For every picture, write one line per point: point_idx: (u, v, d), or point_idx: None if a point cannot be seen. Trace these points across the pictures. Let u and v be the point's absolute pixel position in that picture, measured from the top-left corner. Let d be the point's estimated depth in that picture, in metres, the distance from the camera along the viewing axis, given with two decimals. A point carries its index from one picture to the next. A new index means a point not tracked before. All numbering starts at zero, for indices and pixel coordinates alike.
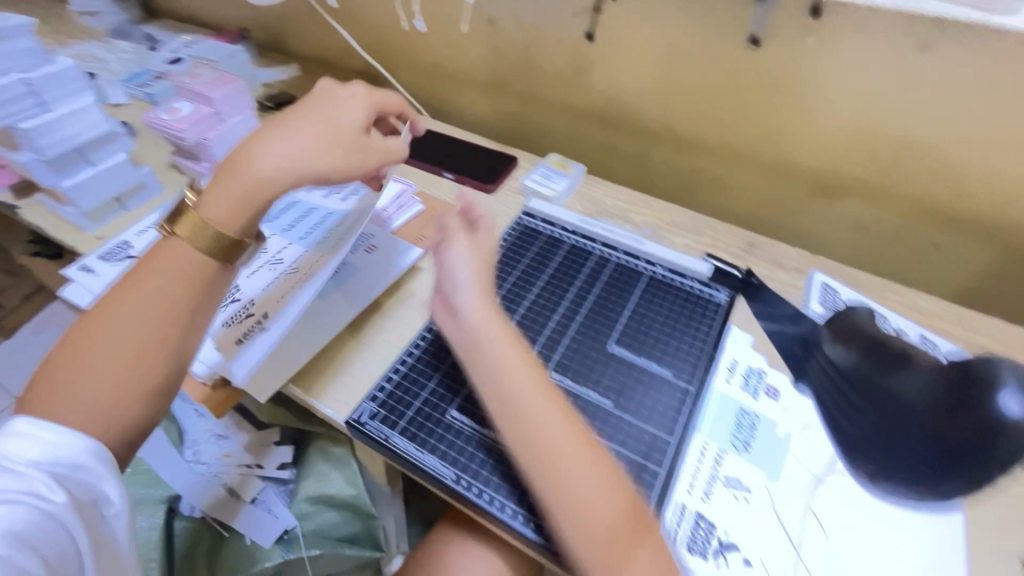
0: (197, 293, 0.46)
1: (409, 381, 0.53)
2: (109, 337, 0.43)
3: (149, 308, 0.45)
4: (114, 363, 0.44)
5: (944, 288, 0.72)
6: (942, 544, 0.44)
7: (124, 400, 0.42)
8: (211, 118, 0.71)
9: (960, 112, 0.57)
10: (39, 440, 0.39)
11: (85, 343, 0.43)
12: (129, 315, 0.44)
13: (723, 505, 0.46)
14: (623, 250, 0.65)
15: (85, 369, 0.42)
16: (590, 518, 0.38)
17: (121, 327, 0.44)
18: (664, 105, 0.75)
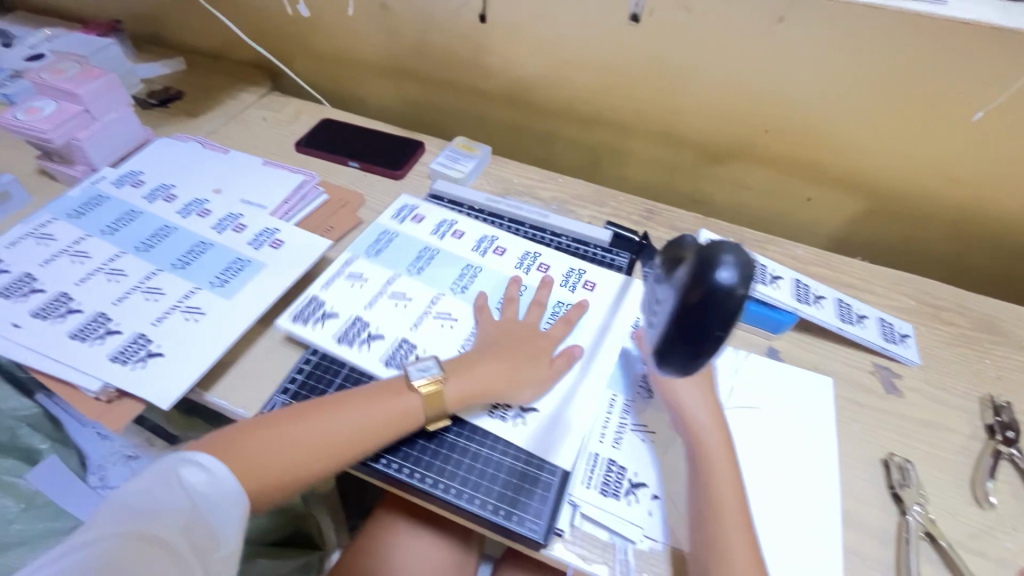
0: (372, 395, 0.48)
1: (321, 370, 0.53)
2: (266, 431, 0.45)
3: (376, 427, 0.46)
4: (330, 455, 0.45)
5: (819, 238, 0.81)
6: (815, 457, 0.51)
7: (274, 477, 0.44)
8: (80, 118, 0.65)
9: (815, 78, 0.64)
10: (209, 477, 0.41)
11: (316, 433, 0.45)
12: (317, 410, 0.46)
13: (634, 447, 0.49)
14: (529, 225, 0.68)
15: (289, 448, 0.44)
16: (728, 526, 0.42)
17: (351, 423, 0.46)
18: (559, 83, 0.78)
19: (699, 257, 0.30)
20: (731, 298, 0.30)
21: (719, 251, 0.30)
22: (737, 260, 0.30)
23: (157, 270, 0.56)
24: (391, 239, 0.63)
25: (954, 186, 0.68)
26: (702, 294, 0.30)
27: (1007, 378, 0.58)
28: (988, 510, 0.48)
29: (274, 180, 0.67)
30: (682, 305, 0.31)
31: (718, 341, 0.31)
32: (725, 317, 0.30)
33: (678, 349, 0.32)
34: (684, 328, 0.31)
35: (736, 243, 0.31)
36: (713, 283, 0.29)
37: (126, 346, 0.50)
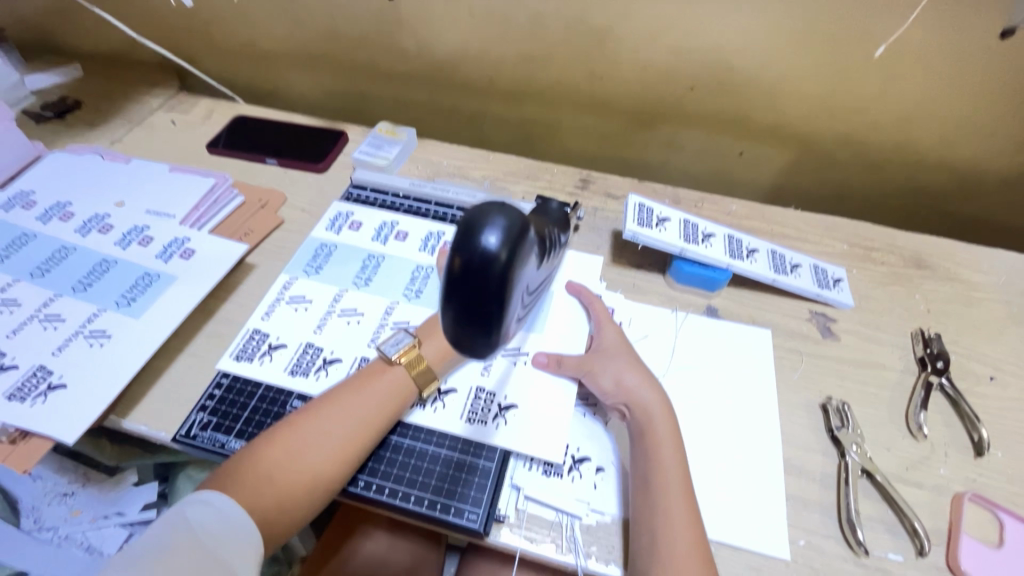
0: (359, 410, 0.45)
1: (241, 382, 0.50)
2: (267, 462, 0.42)
3: (374, 409, 0.45)
4: (340, 451, 0.43)
5: (757, 190, 0.81)
6: (755, 410, 0.51)
7: (278, 510, 0.41)
8: None
9: (731, 32, 0.63)
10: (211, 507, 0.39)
11: (306, 463, 0.42)
12: (311, 432, 0.43)
13: (580, 421, 0.49)
14: (459, 207, 0.66)
15: (291, 460, 0.42)
16: (666, 499, 0.41)
17: (346, 416, 0.44)
18: (480, 58, 0.75)
19: (462, 222, 0.27)
20: (496, 264, 0.26)
21: (485, 212, 0.27)
22: (505, 221, 0.26)
23: (56, 295, 0.52)
24: (333, 252, 0.60)
25: (878, 126, 0.69)
26: (465, 260, 0.26)
27: (937, 311, 0.59)
28: (922, 441, 0.49)
29: (181, 187, 0.63)
30: (450, 277, 0.27)
31: (497, 316, 0.27)
32: (494, 285, 0.26)
33: (467, 328, 0.27)
34: (456, 303, 0.27)
35: (505, 204, 0.27)
36: (474, 248, 0.26)
37: (24, 381, 0.46)
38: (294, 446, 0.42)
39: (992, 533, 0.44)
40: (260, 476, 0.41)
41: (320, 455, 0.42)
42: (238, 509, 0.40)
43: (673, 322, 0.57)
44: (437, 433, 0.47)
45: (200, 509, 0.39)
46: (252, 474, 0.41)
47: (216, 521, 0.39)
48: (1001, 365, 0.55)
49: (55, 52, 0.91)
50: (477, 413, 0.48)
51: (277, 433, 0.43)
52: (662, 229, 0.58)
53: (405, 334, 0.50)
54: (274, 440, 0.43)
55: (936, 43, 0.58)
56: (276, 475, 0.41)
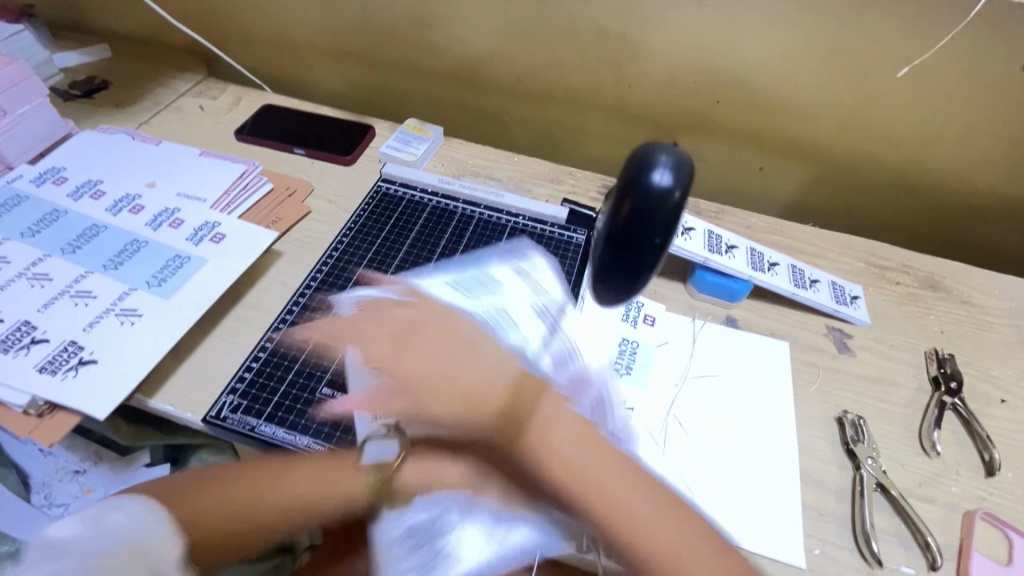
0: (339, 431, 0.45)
1: (270, 368, 0.51)
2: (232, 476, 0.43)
3: (347, 424, 0.45)
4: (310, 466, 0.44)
5: (774, 206, 0.82)
6: (773, 420, 0.52)
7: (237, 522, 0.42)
8: None
9: (758, 49, 0.65)
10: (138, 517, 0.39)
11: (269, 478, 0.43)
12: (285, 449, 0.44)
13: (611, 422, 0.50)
14: (486, 207, 0.66)
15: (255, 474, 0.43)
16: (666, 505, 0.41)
17: (313, 436, 0.45)
18: (510, 62, 0.77)
19: (637, 167, 0.36)
20: (670, 196, 0.35)
21: (654, 156, 0.36)
22: (670, 165, 0.36)
23: (88, 272, 0.53)
24: (363, 247, 0.61)
25: (897, 148, 0.70)
26: (641, 198, 0.35)
27: (950, 332, 0.60)
28: (934, 458, 0.50)
29: (212, 171, 0.64)
30: (624, 213, 0.36)
31: (661, 246, 0.36)
32: (665, 214, 0.35)
33: (621, 262, 0.37)
34: (627, 230, 0.36)
35: (670, 155, 0.37)
36: (651, 187, 0.35)
37: (55, 355, 0.47)
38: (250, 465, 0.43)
39: (1001, 552, 0.45)
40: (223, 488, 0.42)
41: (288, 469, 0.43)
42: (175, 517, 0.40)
43: (692, 330, 0.58)
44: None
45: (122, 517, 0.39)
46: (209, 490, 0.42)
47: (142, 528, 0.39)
48: (1012, 388, 0.56)
49: (83, 31, 0.92)
50: None
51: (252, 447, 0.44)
52: (686, 237, 0.59)
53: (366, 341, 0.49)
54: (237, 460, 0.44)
55: (957, 69, 0.60)
56: (233, 494, 0.42)
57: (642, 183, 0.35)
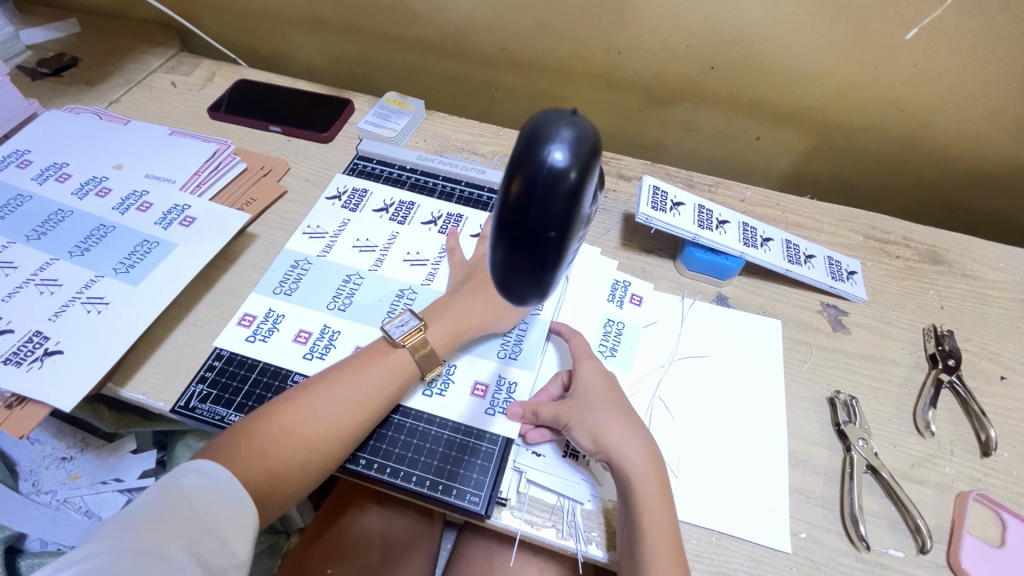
0: (381, 392, 0.44)
1: (243, 355, 0.49)
2: (269, 441, 0.41)
3: (380, 389, 0.45)
4: (340, 428, 0.43)
5: (771, 177, 0.79)
6: (762, 401, 0.50)
7: (273, 487, 0.41)
8: None
9: (755, 12, 0.61)
10: (207, 476, 0.39)
11: (303, 436, 0.42)
12: (315, 403, 0.43)
13: None
14: (466, 183, 0.64)
15: (290, 436, 0.41)
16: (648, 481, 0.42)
17: (348, 394, 0.44)
18: (493, 30, 0.73)
19: (526, 135, 0.26)
20: (564, 182, 0.26)
21: (549, 126, 0.26)
22: (572, 134, 0.26)
23: (53, 259, 0.51)
24: (345, 226, 0.59)
25: (901, 116, 0.67)
26: (528, 180, 0.26)
27: (950, 307, 0.58)
28: (929, 439, 0.49)
29: (181, 151, 0.61)
30: (508, 203, 0.26)
31: (559, 241, 0.27)
32: (559, 204, 0.26)
33: (519, 262, 0.27)
34: (515, 225, 0.26)
35: (572, 115, 0.27)
36: (541, 163, 0.25)
37: (20, 346, 0.46)
38: (291, 423, 0.42)
39: (994, 533, 0.44)
40: (252, 453, 0.41)
41: (314, 436, 0.42)
42: (234, 481, 0.39)
43: (680, 309, 0.56)
44: (451, 419, 0.47)
45: (193, 478, 0.38)
46: (249, 448, 0.41)
47: (211, 492, 0.38)
48: (1012, 364, 0.54)
49: (51, 5, 0.88)
50: (483, 394, 0.48)
51: (278, 403, 0.43)
52: (676, 214, 0.56)
53: (411, 316, 0.49)
54: (281, 415, 0.42)
55: (969, 30, 0.56)
56: (268, 458, 0.41)
57: (528, 160, 0.26)
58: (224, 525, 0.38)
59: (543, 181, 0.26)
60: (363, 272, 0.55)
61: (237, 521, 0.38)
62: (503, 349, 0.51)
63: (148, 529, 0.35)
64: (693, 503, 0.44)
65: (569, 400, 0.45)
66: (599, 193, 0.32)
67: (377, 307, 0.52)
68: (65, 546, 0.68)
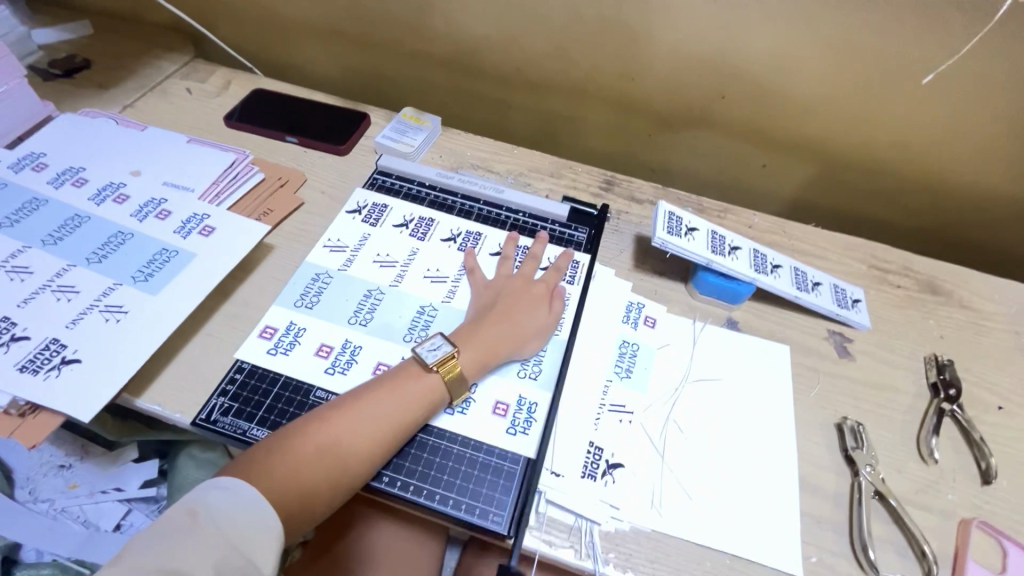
0: (410, 414, 0.45)
1: (264, 368, 0.49)
2: (300, 462, 0.41)
3: (413, 411, 0.45)
4: (375, 448, 0.43)
5: (775, 203, 0.81)
6: (772, 424, 0.52)
7: (302, 509, 0.41)
8: None
9: (767, 47, 0.63)
10: (231, 492, 0.39)
11: (335, 457, 0.42)
12: (346, 424, 0.43)
13: (610, 427, 0.49)
14: (484, 201, 0.65)
15: (323, 457, 0.41)
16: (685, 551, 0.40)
17: (382, 416, 0.44)
18: (511, 52, 0.74)
19: None
20: None
21: None
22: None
23: (70, 265, 0.50)
24: (366, 240, 0.59)
25: (901, 149, 0.70)
26: None
27: (949, 337, 0.60)
28: (932, 466, 0.50)
29: (201, 160, 0.61)
30: None
31: None
32: None
33: None
34: None
35: None
36: None
37: (37, 353, 0.45)
38: (326, 444, 0.42)
39: (996, 560, 0.46)
40: (283, 474, 0.40)
41: (349, 456, 0.42)
42: (266, 503, 0.39)
43: (692, 332, 0.57)
44: (472, 437, 0.47)
45: (220, 495, 0.38)
46: (282, 468, 0.41)
47: (236, 507, 0.38)
48: (1008, 394, 0.56)
49: (64, 6, 0.88)
50: (510, 408, 0.49)
51: (309, 422, 0.43)
52: (690, 239, 0.58)
53: (442, 339, 0.48)
54: (316, 434, 0.42)
55: (967, 72, 0.59)
56: (298, 479, 0.41)
57: None
58: (252, 541, 0.37)
59: None
60: (384, 287, 0.55)
61: (264, 536, 0.38)
62: (523, 368, 0.51)
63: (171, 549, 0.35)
64: (707, 523, 0.45)
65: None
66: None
67: (399, 323, 0.53)
68: (61, 557, 0.65)
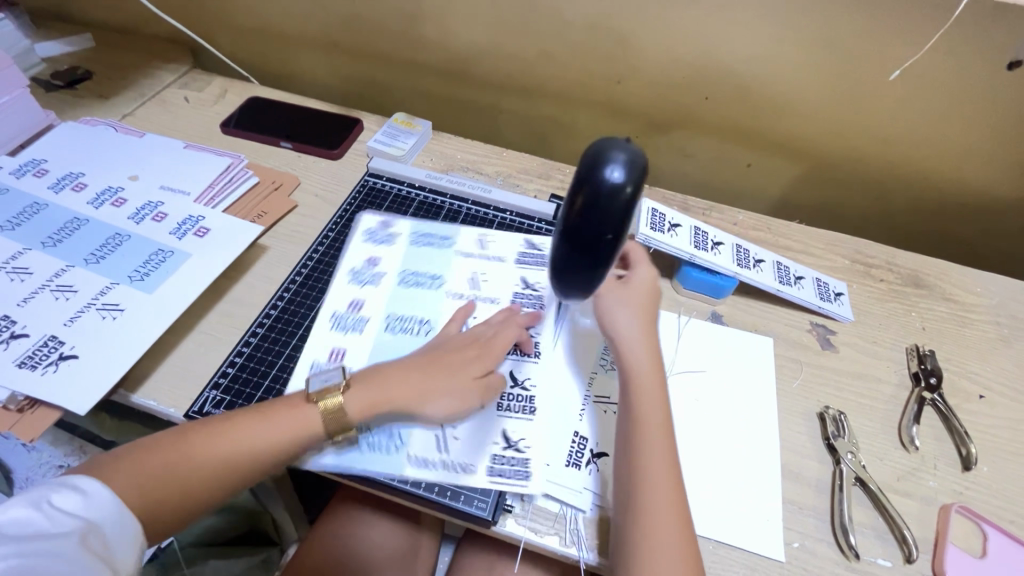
0: (291, 440, 0.44)
1: (269, 342, 0.52)
2: (169, 465, 0.41)
3: (294, 436, 0.44)
4: (248, 463, 0.43)
5: (762, 202, 0.83)
6: (755, 414, 0.52)
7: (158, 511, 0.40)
8: None
9: (746, 48, 0.65)
10: (76, 493, 0.38)
11: (202, 466, 0.42)
12: (227, 435, 0.43)
13: (595, 417, 0.50)
14: (473, 201, 0.66)
15: (192, 464, 0.42)
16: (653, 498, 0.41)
17: (262, 436, 0.43)
18: (500, 58, 0.76)
19: (591, 155, 0.36)
20: (620, 195, 0.35)
21: (609, 152, 0.35)
22: (624, 158, 0.35)
23: (68, 266, 0.52)
24: (419, 242, 0.60)
25: (882, 146, 0.71)
26: (591, 196, 0.35)
27: (931, 329, 0.61)
28: (913, 453, 0.51)
29: (196, 165, 0.63)
30: (574, 212, 0.36)
31: (612, 243, 0.37)
32: (615, 214, 0.35)
33: (578, 273, 0.39)
34: (574, 238, 0.37)
35: (627, 144, 0.36)
36: (601, 180, 0.35)
37: (35, 349, 0.46)
38: (194, 457, 0.42)
39: (976, 544, 0.46)
40: (149, 472, 0.41)
41: (215, 468, 0.42)
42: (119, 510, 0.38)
43: (677, 326, 0.58)
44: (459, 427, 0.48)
45: (68, 497, 0.37)
46: (147, 466, 0.41)
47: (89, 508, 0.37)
48: (990, 383, 0.57)
49: (66, 20, 0.90)
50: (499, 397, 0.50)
51: (188, 430, 0.43)
52: (673, 234, 0.59)
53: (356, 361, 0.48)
54: (186, 444, 0.42)
55: (942, 69, 0.61)
56: (161, 481, 0.41)
57: (591, 185, 0.35)
58: (110, 537, 0.37)
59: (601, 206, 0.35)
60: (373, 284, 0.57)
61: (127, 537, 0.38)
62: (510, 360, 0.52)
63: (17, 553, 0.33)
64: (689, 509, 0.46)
65: (622, 284, 0.52)
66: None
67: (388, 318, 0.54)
68: None
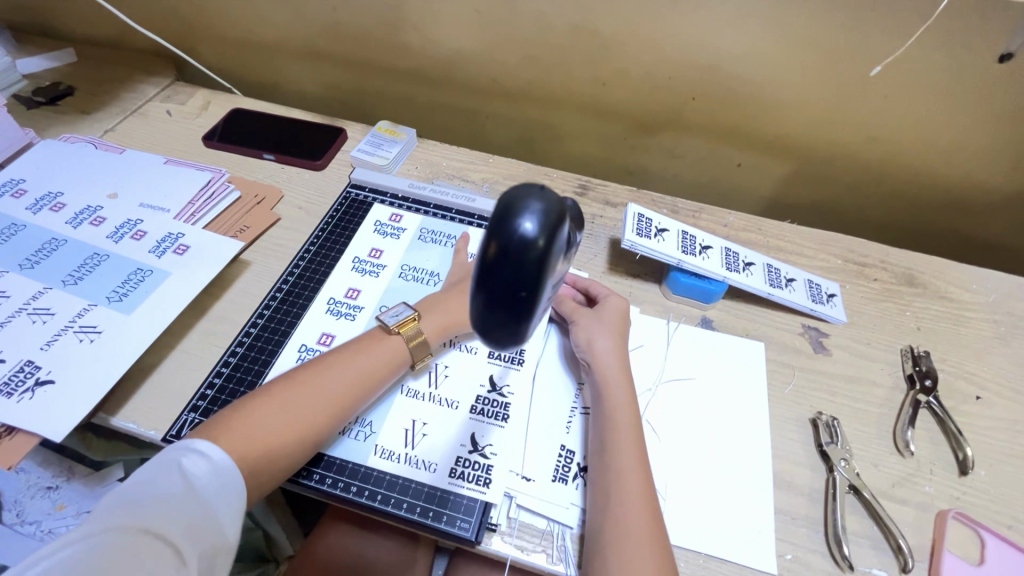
0: (358, 390, 0.46)
1: (249, 361, 0.51)
2: (253, 429, 0.42)
3: (360, 382, 0.46)
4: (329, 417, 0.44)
5: (754, 201, 0.82)
6: (747, 423, 0.51)
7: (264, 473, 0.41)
8: None
9: (731, 47, 0.64)
10: (208, 457, 0.39)
11: (289, 418, 0.43)
12: (299, 392, 0.44)
13: (581, 430, 0.49)
14: (457, 210, 0.65)
15: (275, 422, 0.42)
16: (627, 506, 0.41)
17: (332, 385, 0.45)
18: (483, 63, 0.75)
19: (501, 206, 0.27)
20: (533, 249, 0.27)
21: (523, 199, 0.27)
22: (541, 206, 0.27)
23: (46, 288, 0.51)
24: (425, 239, 0.62)
25: (873, 143, 0.70)
26: (501, 247, 0.27)
27: (927, 329, 0.60)
28: (908, 458, 0.50)
29: (177, 181, 0.62)
30: (485, 263, 0.27)
31: (531, 298, 0.27)
32: (531, 269, 0.27)
33: (492, 333, 0.29)
34: (487, 293, 0.28)
35: (543, 189, 0.28)
36: (512, 232, 0.26)
37: (11, 375, 0.46)
38: (243, 435, 0.41)
39: (974, 551, 0.45)
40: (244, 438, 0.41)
41: (305, 420, 0.43)
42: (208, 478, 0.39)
43: (665, 332, 0.57)
44: (441, 447, 0.47)
45: (197, 462, 0.39)
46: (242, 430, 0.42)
47: (211, 473, 0.39)
48: (987, 384, 0.56)
49: (49, 35, 0.90)
50: (483, 411, 0.49)
51: (259, 395, 0.44)
52: (659, 240, 0.58)
53: (406, 307, 0.52)
54: (226, 425, 0.42)
55: (930, 65, 0.59)
56: (253, 446, 0.41)
57: (499, 235, 0.27)
58: (224, 506, 0.39)
59: (513, 258, 0.26)
60: (355, 299, 0.56)
61: (234, 506, 0.39)
62: (494, 375, 0.52)
63: (128, 527, 0.35)
64: (679, 524, 0.45)
65: (593, 311, 0.54)
66: (578, 236, 0.33)
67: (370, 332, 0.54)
68: None
